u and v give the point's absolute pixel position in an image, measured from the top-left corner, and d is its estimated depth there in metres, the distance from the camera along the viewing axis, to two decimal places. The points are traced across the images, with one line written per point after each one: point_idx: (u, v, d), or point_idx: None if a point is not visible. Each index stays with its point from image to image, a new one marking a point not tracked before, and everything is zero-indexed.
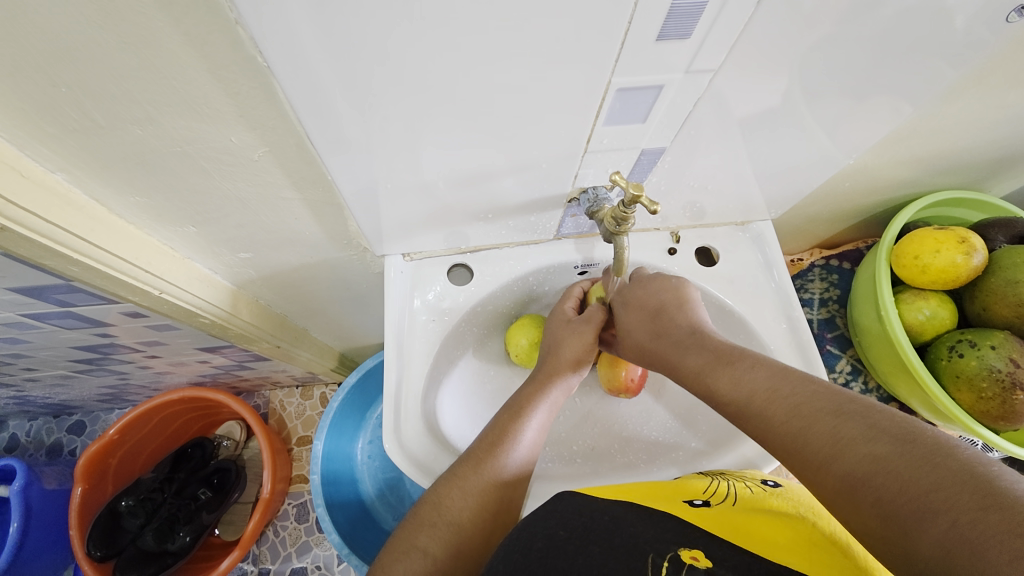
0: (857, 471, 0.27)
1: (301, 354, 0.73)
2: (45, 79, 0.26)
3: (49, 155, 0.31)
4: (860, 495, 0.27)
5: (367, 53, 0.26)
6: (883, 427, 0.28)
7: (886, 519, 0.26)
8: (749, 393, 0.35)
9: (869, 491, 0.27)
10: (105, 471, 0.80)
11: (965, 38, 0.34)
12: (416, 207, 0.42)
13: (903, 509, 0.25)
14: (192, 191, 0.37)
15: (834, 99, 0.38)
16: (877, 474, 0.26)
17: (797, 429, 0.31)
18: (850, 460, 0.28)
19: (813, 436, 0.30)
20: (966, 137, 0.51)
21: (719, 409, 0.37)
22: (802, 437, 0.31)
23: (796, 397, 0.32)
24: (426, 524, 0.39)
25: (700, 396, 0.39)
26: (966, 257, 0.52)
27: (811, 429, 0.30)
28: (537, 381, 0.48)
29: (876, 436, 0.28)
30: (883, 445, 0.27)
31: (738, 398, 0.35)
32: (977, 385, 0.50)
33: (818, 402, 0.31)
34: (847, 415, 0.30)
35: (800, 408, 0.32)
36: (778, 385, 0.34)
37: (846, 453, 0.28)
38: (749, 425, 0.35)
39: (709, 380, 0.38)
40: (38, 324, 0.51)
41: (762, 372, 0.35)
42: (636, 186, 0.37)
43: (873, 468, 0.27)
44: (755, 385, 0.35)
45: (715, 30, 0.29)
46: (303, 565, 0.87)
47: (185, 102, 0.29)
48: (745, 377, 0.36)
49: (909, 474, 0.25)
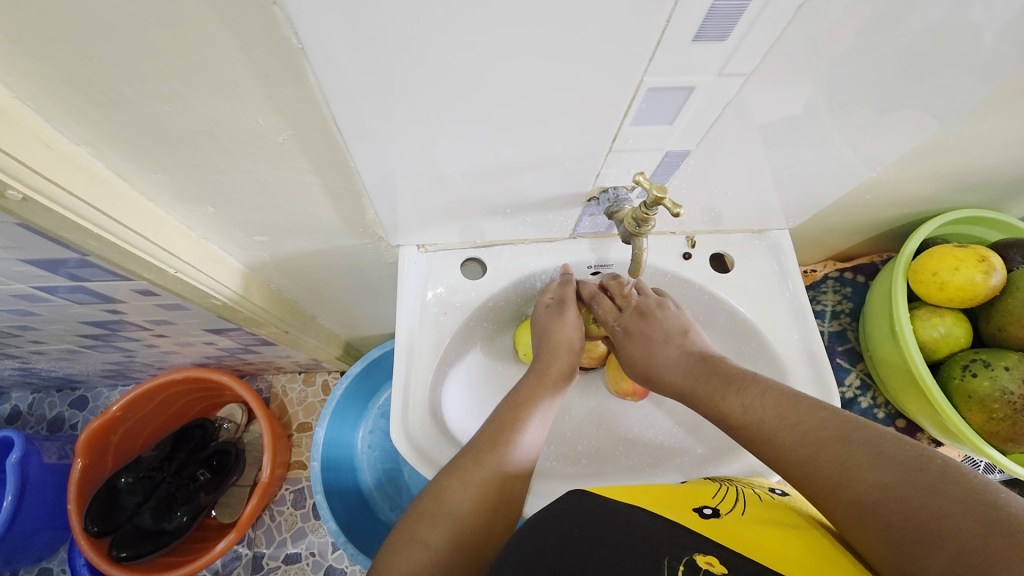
0: (867, 498, 0.28)
1: (308, 341, 0.73)
2: (77, 51, 0.26)
3: (74, 128, 0.31)
4: (870, 521, 0.28)
5: (401, 41, 0.26)
6: (890, 453, 0.29)
7: (897, 546, 0.26)
8: (761, 419, 0.35)
9: (877, 518, 0.28)
10: (106, 447, 0.81)
11: (999, 55, 0.34)
12: (434, 198, 0.42)
13: (912, 536, 0.26)
14: (214, 171, 0.37)
15: (862, 111, 0.38)
16: (887, 501, 0.27)
17: (806, 457, 0.32)
18: (860, 487, 0.29)
19: (822, 462, 0.31)
20: (991, 155, 0.51)
21: (731, 434, 0.37)
22: (813, 465, 0.31)
23: (805, 424, 0.33)
24: (426, 515, 0.38)
25: (715, 424, 0.39)
26: (985, 276, 0.51)
27: (820, 456, 0.31)
28: (536, 373, 0.48)
29: (882, 462, 0.29)
30: (889, 472, 0.28)
31: (749, 425, 0.36)
32: (989, 406, 0.49)
33: (824, 429, 0.32)
34: (852, 441, 0.31)
35: (809, 434, 0.32)
36: (786, 414, 0.34)
37: (855, 480, 0.29)
38: (760, 451, 0.35)
39: (720, 405, 0.38)
40: (49, 297, 0.51)
41: (772, 399, 0.36)
42: (660, 187, 0.37)
43: (881, 495, 0.28)
44: (767, 411, 0.35)
45: (752, 34, 0.28)
46: (298, 551, 0.87)
47: (214, 82, 0.29)
48: (755, 404, 0.36)
49: (917, 500, 0.26)
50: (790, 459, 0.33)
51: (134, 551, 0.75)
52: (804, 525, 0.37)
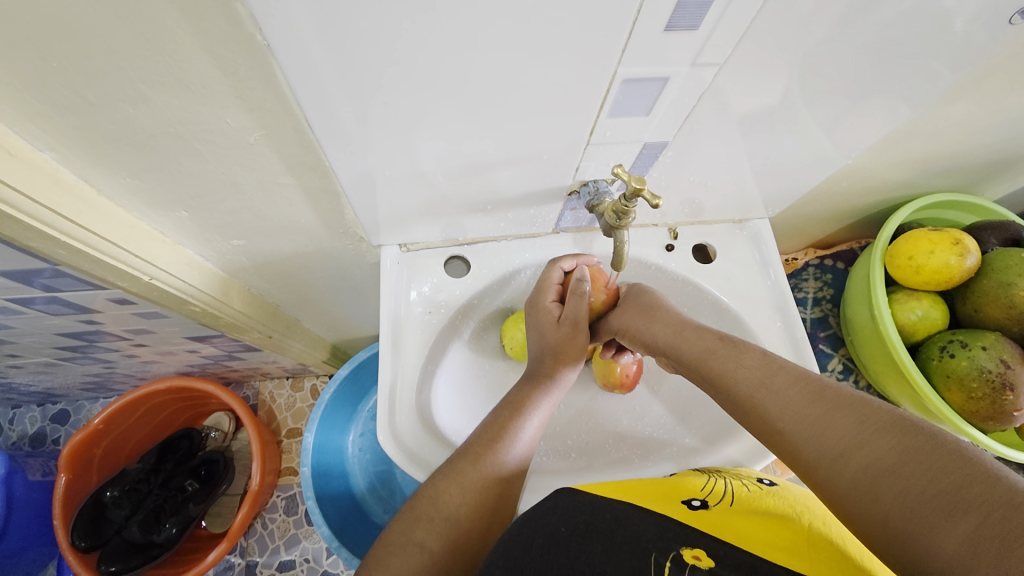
0: (882, 462, 0.28)
1: (293, 345, 0.72)
2: (36, 54, 0.25)
3: (39, 134, 0.30)
4: (884, 486, 0.27)
5: (369, 35, 0.26)
6: (909, 422, 0.29)
7: (908, 511, 0.26)
8: (772, 379, 0.35)
9: (893, 482, 0.27)
10: (90, 461, 0.79)
11: (965, 40, 0.34)
12: (413, 197, 0.42)
13: (930, 502, 0.25)
14: (186, 174, 0.36)
15: (834, 100, 0.38)
16: (907, 465, 0.27)
17: (819, 418, 0.32)
18: (876, 451, 0.28)
19: (837, 424, 0.30)
20: (962, 139, 0.52)
21: (728, 397, 0.37)
22: (823, 424, 0.31)
23: (820, 389, 0.33)
24: (423, 519, 0.38)
25: (716, 387, 0.39)
26: (960, 258, 0.52)
27: (834, 416, 0.31)
28: (531, 377, 0.48)
29: (904, 429, 0.28)
30: (911, 438, 0.28)
31: (755, 384, 0.36)
32: (968, 385, 0.50)
33: (839, 394, 0.32)
34: (870, 408, 0.30)
35: (825, 395, 0.32)
36: (801, 377, 0.35)
37: (872, 442, 0.29)
38: (761, 409, 0.35)
39: (725, 369, 0.38)
40: (22, 309, 0.49)
41: (787, 365, 0.36)
42: (639, 179, 0.37)
43: (901, 458, 0.27)
44: (778, 373, 0.35)
45: (723, 22, 0.29)
46: (291, 558, 0.87)
47: (180, 82, 0.28)
48: (767, 368, 0.36)
49: (940, 465, 0.26)
50: (801, 418, 0.32)
51: (123, 565, 0.74)
52: (781, 513, 0.38)
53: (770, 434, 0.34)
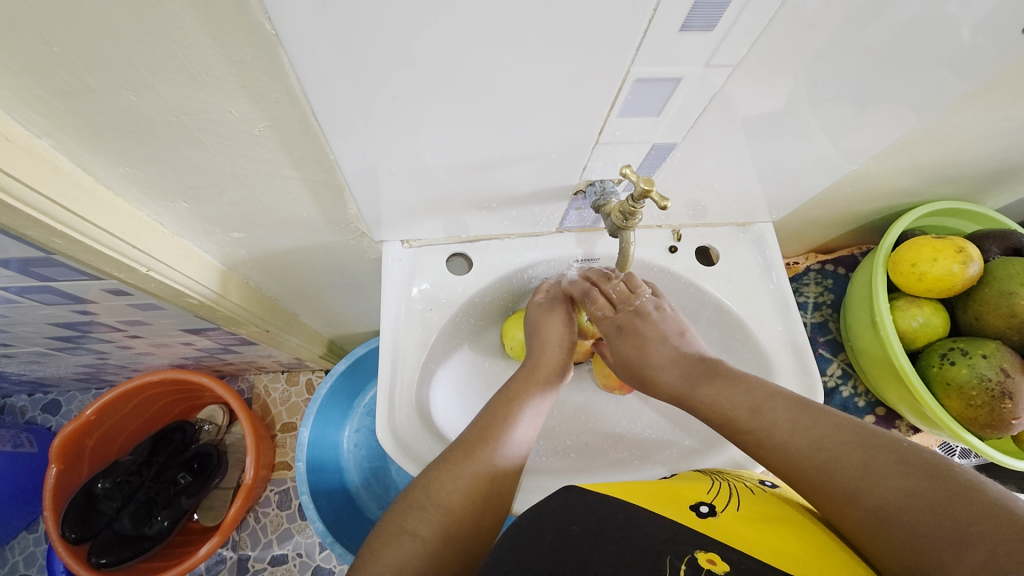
0: (891, 503, 0.29)
1: (290, 339, 0.71)
2: (36, 36, 0.25)
3: (37, 119, 0.30)
4: (894, 526, 0.28)
5: (379, 27, 0.25)
6: (912, 460, 0.30)
7: (921, 549, 0.27)
8: (771, 422, 0.36)
9: (903, 524, 0.28)
10: (81, 451, 0.78)
11: (974, 49, 0.34)
12: (417, 193, 0.41)
13: (938, 539, 0.26)
14: (188, 165, 0.35)
15: (843, 107, 0.38)
16: (913, 505, 0.28)
17: (824, 461, 0.33)
18: (884, 492, 0.29)
19: (843, 467, 0.32)
20: (969, 147, 0.52)
21: (731, 436, 0.38)
22: (830, 470, 0.32)
23: (819, 430, 0.34)
24: (415, 506, 0.38)
25: (714, 425, 0.40)
26: (962, 266, 0.52)
27: (838, 458, 0.32)
28: (526, 370, 0.48)
29: (909, 469, 0.29)
30: (915, 477, 0.29)
31: (753, 426, 0.37)
32: (967, 393, 0.50)
33: (843, 435, 0.33)
34: (874, 446, 0.31)
35: (826, 440, 0.33)
36: (799, 419, 0.35)
37: (879, 486, 0.30)
38: (766, 454, 0.36)
39: (722, 409, 0.39)
40: (15, 298, 0.48)
41: (782, 404, 0.37)
42: (647, 180, 0.36)
43: (907, 501, 0.28)
44: (777, 416, 0.36)
45: (739, 24, 0.28)
46: (284, 553, 0.86)
47: (184, 69, 0.27)
48: (766, 409, 0.37)
49: (945, 504, 0.27)
50: (805, 462, 0.33)
51: (114, 557, 0.73)
52: (786, 519, 0.37)
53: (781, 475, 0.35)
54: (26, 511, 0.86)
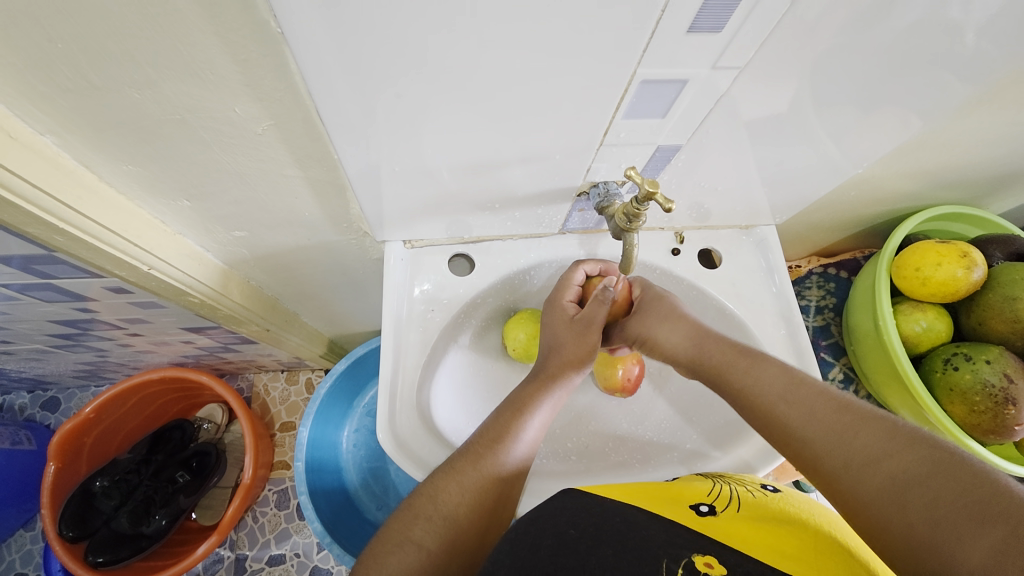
0: (909, 473, 0.29)
1: (290, 338, 0.71)
2: (41, 33, 0.25)
3: (40, 116, 0.29)
4: (909, 494, 0.28)
5: (384, 26, 0.25)
6: (937, 440, 0.30)
7: (937, 518, 0.26)
8: (795, 391, 0.37)
9: (920, 491, 0.28)
10: (80, 449, 0.78)
11: (979, 54, 0.34)
12: (420, 193, 0.41)
13: (955, 511, 0.26)
14: (191, 163, 0.35)
15: (847, 111, 0.38)
16: (928, 481, 0.28)
17: (843, 429, 0.33)
18: (904, 462, 0.29)
19: (864, 436, 0.32)
20: (973, 152, 0.51)
21: (751, 407, 0.39)
22: (850, 437, 0.32)
23: (844, 404, 0.34)
24: (421, 517, 0.37)
25: (736, 398, 0.40)
26: (967, 271, 0.52)
27: (859, 430, 0.32)
28: (536, 377, 0.47)
29: (933, 446, 0.29)
30: (938, 453, 0.29)
31: (777, 395, 0.37)
32: (971, 398, 0.50)
33: (863, 413, 0.33)
34: (894, 427, 0.31)
35: (850, 412, 0.33)
36: (824, 395, 0.36)
37: (900, 455, 0.30)
38: (785, 422, 0.36)
39: (746, 379, 0.39)
40: (15, 295, 0.48)
41: (808, 381, 0.37)
42: (652, 182, 0.36)
43: (926, 471, 0.28)
44: (801, 388, 0.37)
45: (746, 27, 0.28)
46: (282, 552, 0.86)
47: (187, 66, 0.27)
48: (789, 382, 0.37)
49: (968, 479, 0.27)
50: (824, 429, 0.33)
51: (111, 556, 0.73)
52: (787, 520, 0.37)
53: (794, 444, 0.35)
54: (24, 509, 0.86)
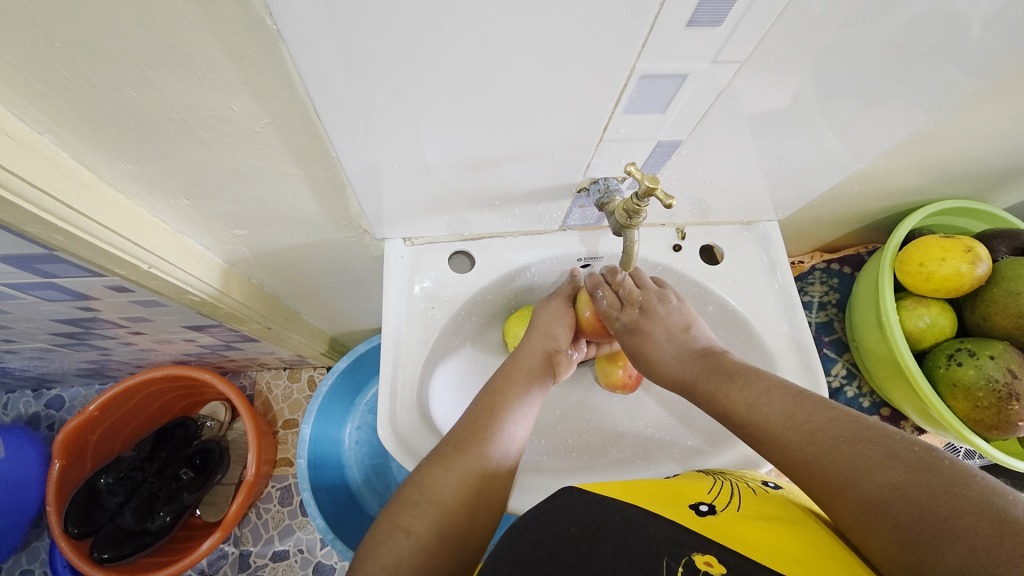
0: (876, 498, 0.28)
1: (291, 336, 0.71)
2: (37, 32, 0.24)
3: (38, 116, 0.29)
4: (878, 521, 0.28)
5: (383, 23, 0.25)
6: (901, 455, 0.29)
7: (907, 543, 0.27)
8: (765, 416, 0.35)
9: (886, 519, 0.28)
10: (84, 447, 0.79)
11: (985, 46, 0.34)
12: (419, 190, 0.41)
13: (921, 535, 0.26)
14: (190, 162, 0.35)
15: (851, 104, 0.38)
16: (898, 498, 0.27)
17: (813, 456, 0.32)
18: (870, 488, 0.29)
19: (830, 461, 0.31)
20: (978, 146, 0.51)
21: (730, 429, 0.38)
22: (819, 464, 0.31)
23: (812, 424, 0.33)
24: (409, 504, 0.37)
25: (719, 419, 0.40)
26: (971, 266, 0.51)
27: (827, 452, 0.31)
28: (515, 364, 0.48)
29: (897, 465, 0.28)
30: (901, 473, 0.28)
31: (749, 418, 0.36)
32: (974, 394, 0.50)
33: (833, 428, 0.32)
34: (863, 440, 0.31)
35: (817, 436, 0.32)
36: (794, 413, 0.34)
37: (866, 481, 0.29)
38: (761, 448, 0.35)
39: (724, 401, 0.39)
40: (18, 295, 0.49)
41: (778, 399, 0.36)
42: (652, 178, 0.36)
43: (890, 497, 0.28)
44: (771, 408, 0.35)
45: (747, 20, 0.28)
46: (285, 549, 0.86)
47: (184, 65, 0.27)
48: (761, 402, 0.36)
49: (929, 500, 0.26)
50: (797, 457, 0.33)
51: (116, 552, 0.73)
52: (787, 518, 0.37)
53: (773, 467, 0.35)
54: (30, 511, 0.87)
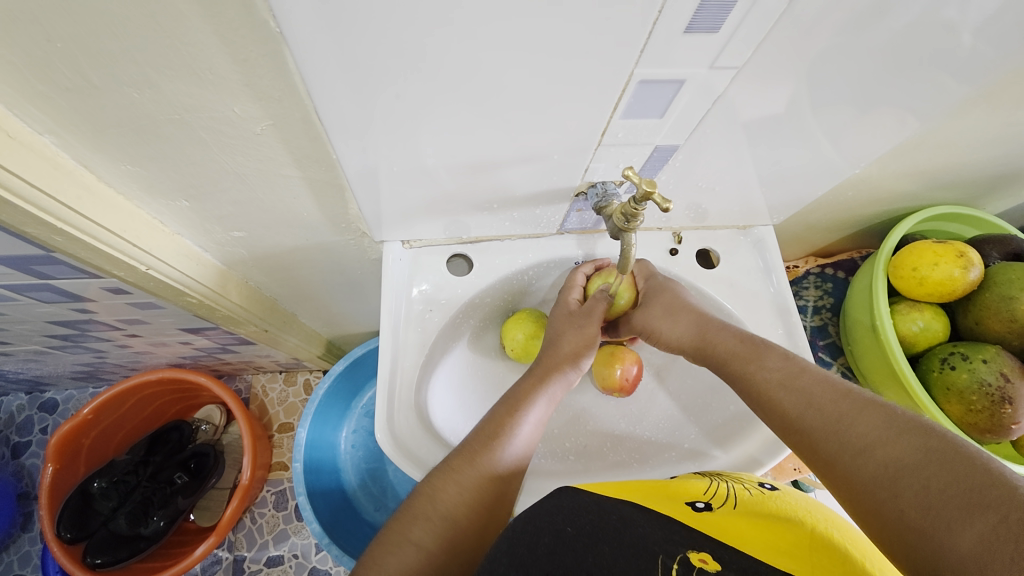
0: (905, 461, 0.29)
1: (289, 339, 0.71)
2: (41, 33, 0.25)
3: (38, 116, 0.29)
4: (904, 482, 0.29)
5: (386, 28, 0.25)
6: (931, 429, 0.30)
7: (931, 508, 0.27)
8: (797, 379, 0.37)
9: (913, 481, 0.28)
10: (78, 451, 0.78)
11: (977, 54, 0.34)
12: (418, 193, 0.41)
13: (949, 501, 0.27)
14: (189, 162, 0.35)
15: (846, 110, 0.38)
16: (928, 464, 0.28)
17: (841, 416, 0.33)
18: (898, 450, 0.30)
19: (860, 423, 0.32)
20: (969, 152, 0.52)
21: (751, 395, 0.40)
22: (847, 424, 0.33)
23: (845, 391, 0.35)
24: (420, 518, 0.38)
25: (738, 386, 0.41)
26: (963, 271, 0.52)
27: (858, 418, 0.33)
28: (539, 373, 0.48)
29: (927, 434, 0.30)
30: (933, 442, 0.29)
31: (777, 381, 0.38)
32: (968, 397, 0.50)
33: (864, 400, 0.34)
34: (896, 414, 0.32)
35: (849, 399, 0.34)
36: (826, 380, 0.36)
37: (896, 443, 0.30)
38: (784, 408, 0.37)
39: (751, 366, 0.40)
40: (14, 296, 0.48)
41: (810, 369, 0.38)
42: (649, 181, 0.36)
43: (920, 459, 0.29)
44: (802, 374, 0.37)
45: (743, 28, 0.28)
46: (280, 554, 0.86)
47: (187, 66, 0.27)
48: (793, 367, 0.38)
49: (961, 468, 0.27)
50: (824, 415, 0.34)
51: (111, 557, 0.73)
52: (785, 515, 0.38)
53: (792, 428, 0.36)
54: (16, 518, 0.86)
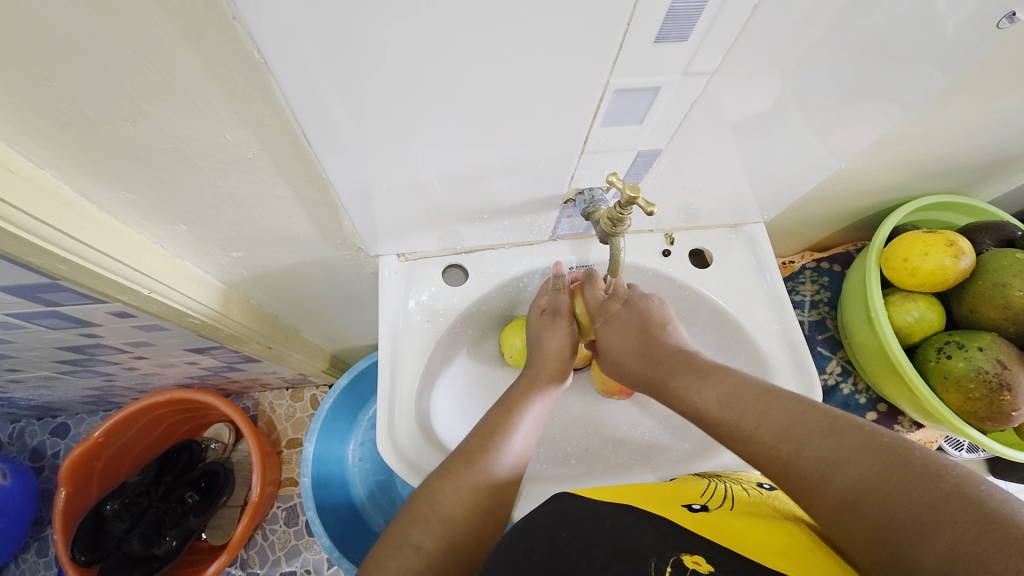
0: (855, 493, 0.29)
1: (293, 355, 0.72)
2: (36, 72, 0.26)
3: (39, 151, 0.31)
4: (859, 514, 0.28)
5: (364, 54, 0.26)
6: (871, 447, 0.29)
7: (889, 540, 0.27)
8: (739, 412, 0.36)
9: (866, 512, 0.28)
10: (89, 474, 0.79)
11: (954, 43, 0.35)
12: (411, 207, 0.42)
13: (902, 531, 0.26)
14: (183, 188, 0.36)
15: (824, 105, 0.39)
16: (875, 494, 0.28)
17: (789, 451, 0.33)
18: (846, 482, 0.29)
19: (806, 456, 0.32)
20: (955, 141, 0.52)
21: (707, 430, 0.39)
22: (797, 459, 0.32)
23: (785, 418, 0.34)
24: (419, 520, 0.38)
25: (692, 418, 0.40)
26: (954, 260, 0.52)
27: (803, 450, 0.32)
28: (529, 377, 0.48)
29: (869, 456, 0.29)
30: (875, 464, 0.28)
31: (724, 417, 0.37)
32: (966, 386, 0.50)
33: (809, 421, 0.33)
34: (835, 434, 0.31)
35: (791, 430, 0.33)
36: (766, 408, 0.35)
37: (843, 475, 0.29)
38: (739, 446, 0.36)
39: (695, 399, 0.39)
40: (22, 324, 0.50)
41: (750, 393, 0.37)
42: (633, 186, 0.37)
43: (868, 490, 0.28)
44: (743, 403, 0.37)
45: (713, 33, 0.29)
46: (292, 569, 0.86)
47: (178, 97, 0.28)
48: (733, 395, 0.37)
49: (906, 492, 0.27)
50: (774, 452, 0.33)
51: None
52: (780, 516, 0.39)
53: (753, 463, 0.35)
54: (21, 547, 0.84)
